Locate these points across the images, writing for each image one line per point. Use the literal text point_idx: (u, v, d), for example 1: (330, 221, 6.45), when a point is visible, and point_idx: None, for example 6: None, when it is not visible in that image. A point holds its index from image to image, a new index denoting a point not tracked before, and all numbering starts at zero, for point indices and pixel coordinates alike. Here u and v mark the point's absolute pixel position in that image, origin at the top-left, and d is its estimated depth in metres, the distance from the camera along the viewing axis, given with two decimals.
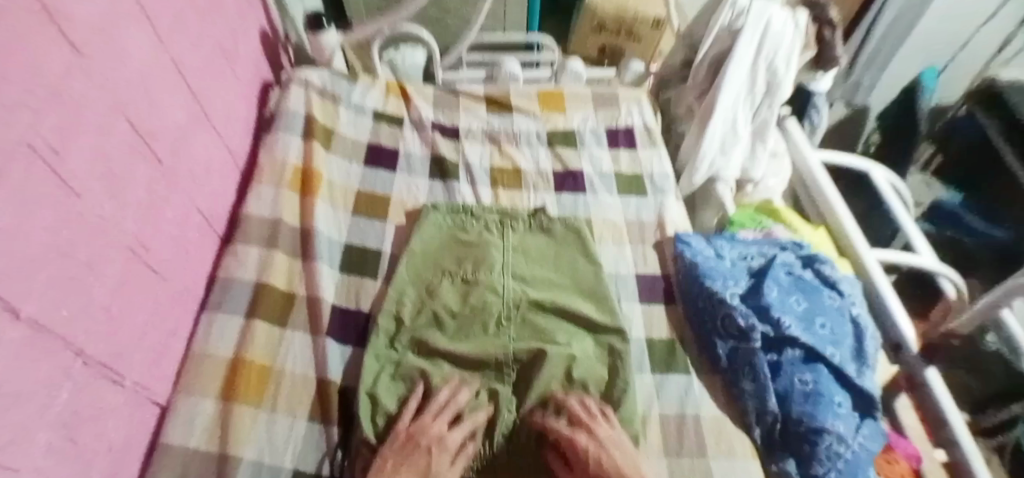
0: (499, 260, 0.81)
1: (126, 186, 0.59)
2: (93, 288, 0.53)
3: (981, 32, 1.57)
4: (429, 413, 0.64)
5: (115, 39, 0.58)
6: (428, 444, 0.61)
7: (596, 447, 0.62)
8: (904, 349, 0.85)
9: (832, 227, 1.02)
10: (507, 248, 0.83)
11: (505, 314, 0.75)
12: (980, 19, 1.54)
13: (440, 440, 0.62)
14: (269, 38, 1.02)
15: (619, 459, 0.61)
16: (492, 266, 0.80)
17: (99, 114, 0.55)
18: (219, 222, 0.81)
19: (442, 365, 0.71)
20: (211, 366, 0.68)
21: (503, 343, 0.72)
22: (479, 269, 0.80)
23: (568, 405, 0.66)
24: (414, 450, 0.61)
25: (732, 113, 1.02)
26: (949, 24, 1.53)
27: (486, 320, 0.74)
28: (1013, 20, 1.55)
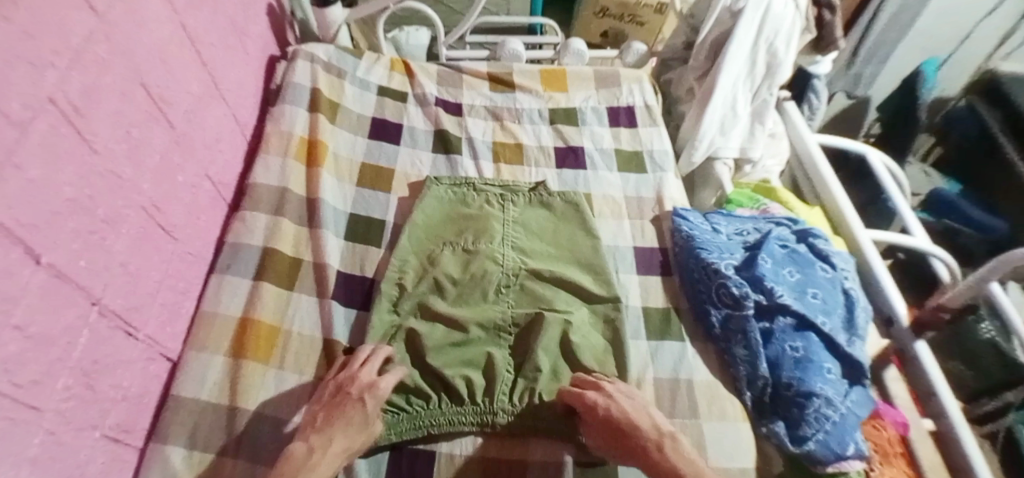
0: (500, 232, 0.83)
1: (142, 148, 0.61)
2: (111, 243, 0.55)
3: (980, 26, 1.56)
4: (355, 363, 0.65)
5: (131, 5, 0.59)
6: (359, 394, 0.61)
7: (606, 399, 0.63)
8: (895, 324, 0.86)
9: (827, 206, 1.04)
10: (508, 220, 0.85)
11: (504, 282, 0.77)
12: (980, 14, 1.53)
13: (374, 388, 0.62)
14: (276, 14, 1.03)
15: (628, 407, 0.63)
16: (492, 237, 0.82)
17: (118, 76, 0.56)
18: (228, 190, 0.83)
19: (441, 329, 0.72)
20: (221, 325, 0.69)
21: (502, 310, 0.74)
22: (480, 239, 0.81)
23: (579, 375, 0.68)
24: (346, 400, 0.61)
25: (732, 94, 1.03)
26: (947, 20, 1.54)
27: (486, 287, 0.76)
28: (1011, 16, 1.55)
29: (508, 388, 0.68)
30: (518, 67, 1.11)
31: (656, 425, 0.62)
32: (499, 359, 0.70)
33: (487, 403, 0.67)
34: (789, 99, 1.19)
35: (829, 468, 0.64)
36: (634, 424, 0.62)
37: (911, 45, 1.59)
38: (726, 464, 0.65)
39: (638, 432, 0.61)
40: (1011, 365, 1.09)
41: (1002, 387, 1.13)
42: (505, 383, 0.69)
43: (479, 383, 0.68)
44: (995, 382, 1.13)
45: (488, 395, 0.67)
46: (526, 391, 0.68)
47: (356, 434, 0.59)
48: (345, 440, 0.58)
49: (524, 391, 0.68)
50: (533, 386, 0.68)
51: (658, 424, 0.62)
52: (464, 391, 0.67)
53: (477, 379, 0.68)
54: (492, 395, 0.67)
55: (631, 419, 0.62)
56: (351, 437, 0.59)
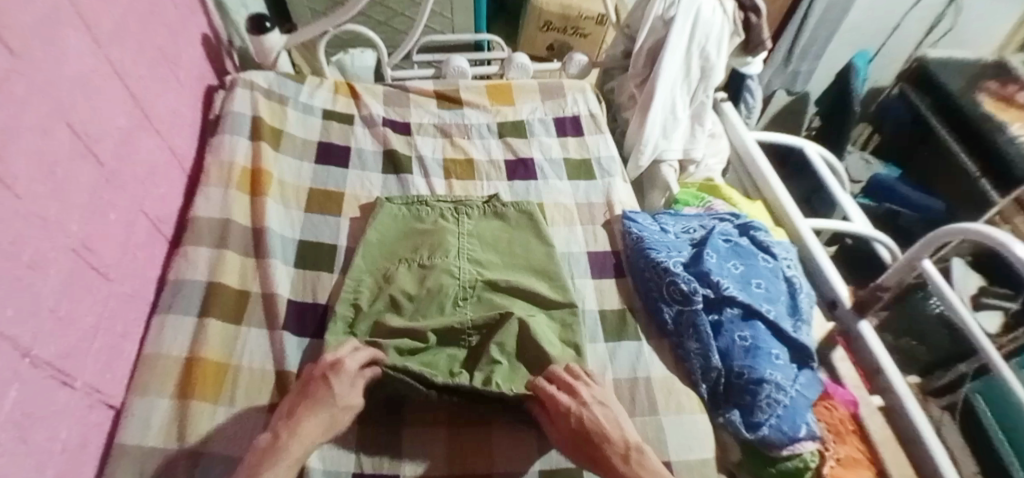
0: (454, 245, 0.83)
1: (68, 188, 0.59)
2: (39, 289, 0.53)
3: (909, 16, 1.69)
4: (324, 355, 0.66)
5: (49, 43, 0.57)
6: (323, 373, 0.62)
7: (579, 406, 0.63)
8: (839, 305, 0.92)
9: (768, 200, 1.08)
10: (462, 233, 0.86)
11: (460, 295, 0.77)
12: (905, 7, 1.65)
13: (337, 367, 0.63)
14: (212, 42, 1.02)
15: (600, 415, 0.63)
16: (447, 251, 0.82)
17: (38, 117, 0.55)
18: (168, 226, 0.80)
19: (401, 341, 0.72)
20: (165, 366, 0.67)
21: (461, 318, 0.74)
22: (434, 254, 0.81)
23: (553, 373, 0.67)
24: (313, 384, 0.62)
25: (671, 98, 1.07)
26: (879, 12, 1.65)
27: (442, 301, 0.76)
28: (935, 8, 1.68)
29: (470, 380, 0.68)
30: (464, 83, 1.12)
31: (623, 432, 0.62)
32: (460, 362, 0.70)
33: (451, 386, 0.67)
34: (726, 100, 1.25)
35: (784, 451, 0.66)
36: (605, 434, 0.61)
37: (846, 40, 1.72)
38: (686, 457, 0.66)
39: (606, 442, 0.61)
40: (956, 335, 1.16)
41: (954, 358, 1.20)
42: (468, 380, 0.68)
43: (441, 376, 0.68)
44: (945, 353, 1.21)
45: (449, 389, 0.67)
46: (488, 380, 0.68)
47: (324, 415, 0.59)
48: (314, 422, 0.58)
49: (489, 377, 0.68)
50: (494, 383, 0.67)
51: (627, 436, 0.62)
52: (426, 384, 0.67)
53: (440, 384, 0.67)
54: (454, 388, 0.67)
55: (603, 430, 0.62)
56: (318, 419, 0.59)
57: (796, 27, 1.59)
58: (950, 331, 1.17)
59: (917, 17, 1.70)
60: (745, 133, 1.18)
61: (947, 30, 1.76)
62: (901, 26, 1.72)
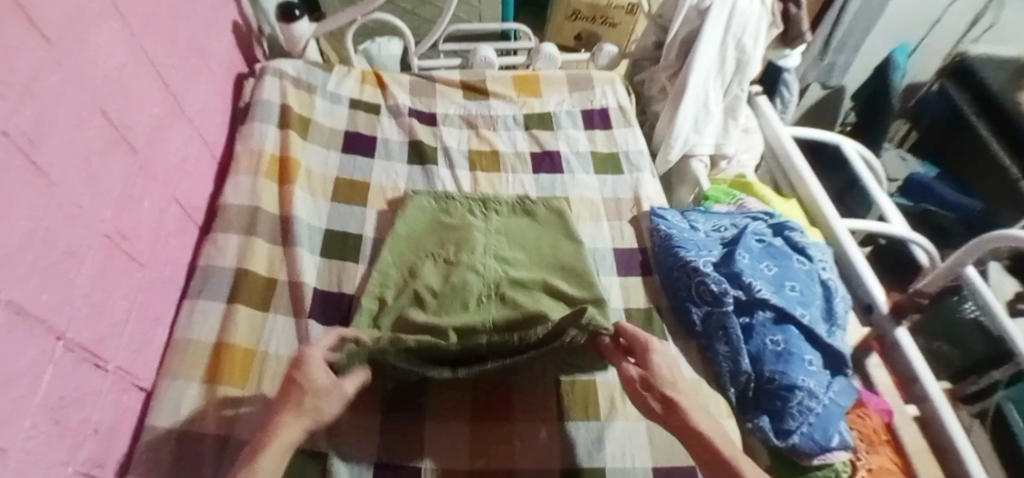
0: (481, 243, 0.83)
1: (102, 175, 0.59)
2: (73, 275, 0.53)
3: (949, 11, 1.61)
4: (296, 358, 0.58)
5: (85, 33, 0.58)
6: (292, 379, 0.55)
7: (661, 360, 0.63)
8: (875, 311, 0.88)
9: (803, 199, 1.05)
10: (490, 230, 0.85)
11: (484, 293, 0.76)
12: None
13: (304, 370, 0.56)
14: (242, 30, 1.02)
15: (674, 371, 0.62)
16: (473, 248, 0.81)
17: (73, 106, 0.55)
18: (198, 212, 0.81)
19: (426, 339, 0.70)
20: (195, 351, 0.68)
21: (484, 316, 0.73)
22: (461, 251, 0.81)
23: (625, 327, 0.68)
24: (286, 391, 0.54)
25: (704, 91, 1.04)
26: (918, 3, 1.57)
27: (466, 299, 0.75)
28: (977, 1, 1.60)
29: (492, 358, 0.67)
30: (491, 74, 1.11)
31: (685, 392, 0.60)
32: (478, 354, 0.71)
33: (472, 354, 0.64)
34: (761, 94, 1.20)
35: (815, 460, 0.64)
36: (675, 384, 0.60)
37: (884, 32, 1.65)
38: None
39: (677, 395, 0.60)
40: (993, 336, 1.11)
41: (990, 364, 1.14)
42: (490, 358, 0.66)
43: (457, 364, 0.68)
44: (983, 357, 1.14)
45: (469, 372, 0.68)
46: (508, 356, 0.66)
47: (303, 418, 0.53)
48: (293, 429, 0.52)
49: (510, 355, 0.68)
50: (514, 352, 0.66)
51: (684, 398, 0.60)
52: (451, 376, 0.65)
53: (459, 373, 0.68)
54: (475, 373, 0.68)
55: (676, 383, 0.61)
56: (299, 423, 0.52)
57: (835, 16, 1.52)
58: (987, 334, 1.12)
59: (958, 12, 1.62)
60: (779, 128, 1.14)
61: (988, 25, 1.68)
62: (941, 20, 1.64)
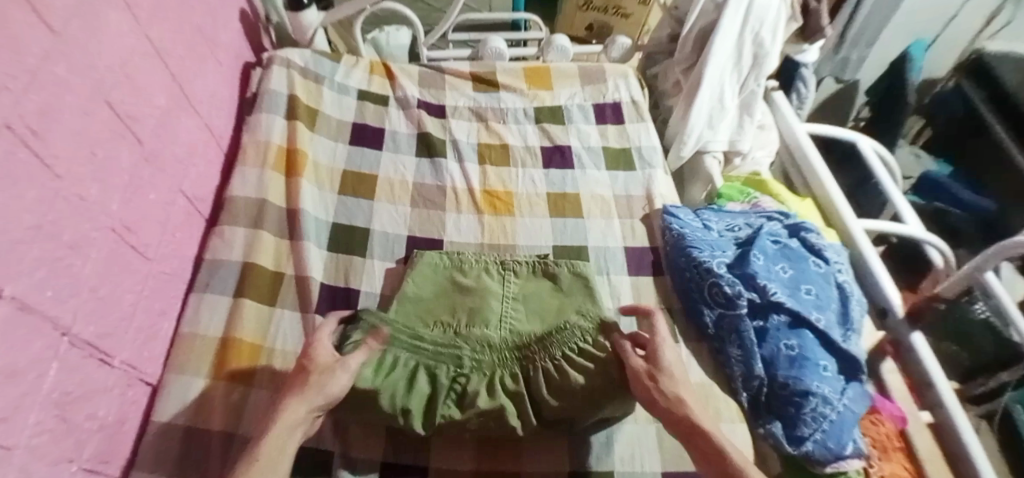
0: (496, 312, 0.74)
1: (108, 167, 0.58)
2: (80, 269, 0.53)
3: (965, 8, 1.54)
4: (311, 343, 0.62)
5: (92, 22, 0.57)
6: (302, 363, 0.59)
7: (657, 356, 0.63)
8: (890, 314, 0.85)
9: (819, 198, 1.02)
10: (506, 297, 0.76)
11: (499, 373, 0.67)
12: None
13: (310, 357, 0.60)
14: (250, 18, 1.00)
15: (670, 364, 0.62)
16: (487, 320, 0.73)
17: (80, 96, 0.54)
18: (205, 204, 0.80)
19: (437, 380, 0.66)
20: (201, 346, 0.67)
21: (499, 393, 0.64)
22: (473, 322, 0.72)
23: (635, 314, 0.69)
24: (296, 374, 0.59)
25: (720, 85, 1.01)
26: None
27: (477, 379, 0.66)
28: None
29: (512, 371, 0.67)
30: (501, 66, 1.09)
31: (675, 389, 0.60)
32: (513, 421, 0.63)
33: (489, 353, 0.68)
34: (777, 89, 1.18)
35: (828, 468, 0.63)
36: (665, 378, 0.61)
37: (898, 26, 1.58)
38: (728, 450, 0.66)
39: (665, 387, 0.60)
40: (1002, 344, 1.01)
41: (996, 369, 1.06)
42: (506, 365, 0.67)
43: (478, 383, 0.65)
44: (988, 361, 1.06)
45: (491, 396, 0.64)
46: (525, 361, 0.67)
47: (307, 397, 0.56)
48: (298, 406, 0.55)
49: (534, 377, 0.66)
50: (528, 355, 0.67)
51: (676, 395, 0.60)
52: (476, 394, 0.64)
53: (482, 403, 0.63)
54: (498, 394, 0.64)
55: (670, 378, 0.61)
56: (305, 400, 0.56)
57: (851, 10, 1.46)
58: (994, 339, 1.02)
59: (975, 8, 1.55)
60: (796, 125, 1.11)
61: (1005, 23, 1.62)
62: (957, 17, 1.57)
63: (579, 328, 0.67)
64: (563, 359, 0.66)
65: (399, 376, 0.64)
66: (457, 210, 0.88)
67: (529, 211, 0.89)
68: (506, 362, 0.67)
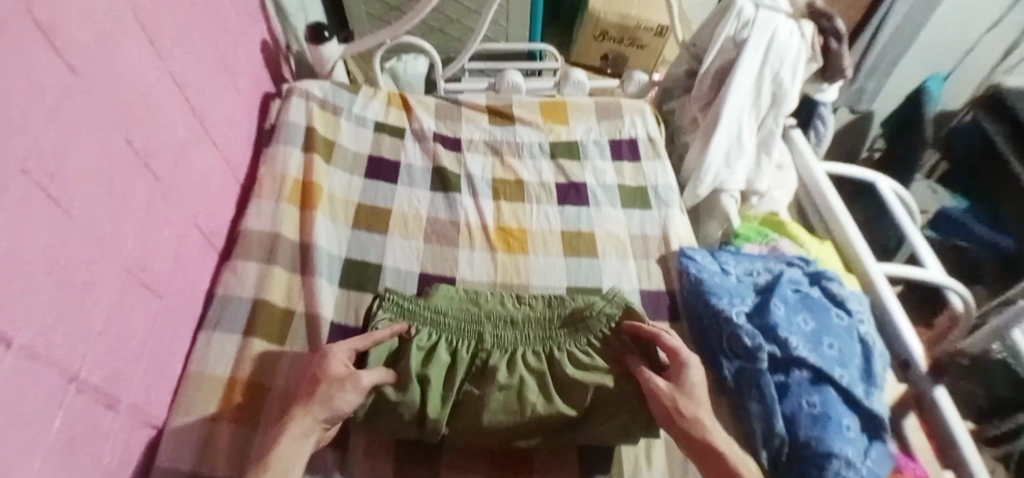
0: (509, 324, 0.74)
1: (124, 206, 0.58)
2: (90, 311, 0.52)
3: (982, 42, 1.55)
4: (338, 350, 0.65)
5: (115, 61, 0.57)
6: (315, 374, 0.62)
7: (673, 388, 0.64)
8: (913, 367, 0.81)
9: (839, 243, 0.99)
10: (521, 327, 0.74)
11: (515, 360, 0.71)
12: (984, 26, 1.51)
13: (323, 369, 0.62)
14: (271, 49, 1.01)
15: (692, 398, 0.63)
16: (500, 320, 0.74)
17: (100, 135, 0.54)
18: (220, 237, 0.80)
19: (459, 356, 0.72)
20: (209, 386, 0.66)
21: (520, 378, 0.69)
22: (486, 319, 0.74)
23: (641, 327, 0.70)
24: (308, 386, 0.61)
25: (738, 124, 1.00)
26: (950, 32, 1.51)
27: (497, 365, 0.70)
28: (1015, 28, 1.52)
29: (534, 349, 0.73)
30: (518, 99, 1.09)
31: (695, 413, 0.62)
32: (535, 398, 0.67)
33: (510, 331, 0.74)
34: (795, 127, 1.16)
35: None
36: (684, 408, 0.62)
37: (920, 55, 1.56)
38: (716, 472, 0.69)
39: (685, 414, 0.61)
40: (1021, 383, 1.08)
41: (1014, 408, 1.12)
42: (530, 344, 0.73)
43: (500, 358, 0.71)
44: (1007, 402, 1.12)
45: (511, 371, 0.70)
46: (547, 342, 0.73)
47: (310, 411, 0.58)
48: (303, 423, 0.58)
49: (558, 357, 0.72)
50: (551, 335, 0.74)
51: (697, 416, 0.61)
52: (500, 366, 0.70)
53: (500, 376, 0.69)
54: (517, 368, 0.70)
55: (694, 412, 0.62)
56: (311, 416, 0.58)
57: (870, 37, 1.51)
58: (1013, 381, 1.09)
59: (991, 43, 1.56)
60: (815, 165, 1.09)
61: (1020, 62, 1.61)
62: (976, 48, 1.57)
63: (606, 315, 0.73)
64: (574, 346, 0.73)
65: (419, 347, 0.71)
66: (471, 246, 0.87)
67: (544, 249, 0.88)
68: (530, 341, 0.73)
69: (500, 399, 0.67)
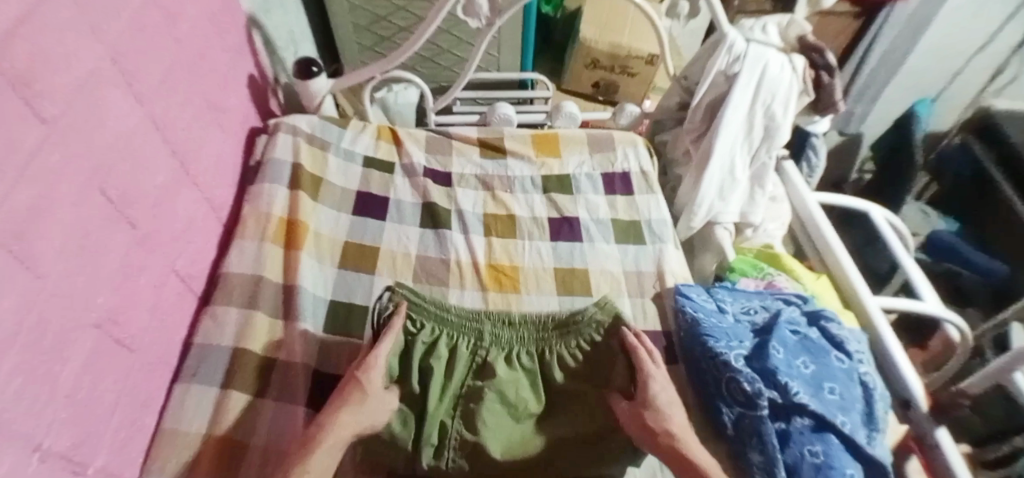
0: (511, 324, 0.71)
1: (98, 260, 0.55)
2: (59, 374, 0.49)
3: (971, 63, 1.54)
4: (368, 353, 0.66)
5: (91, 110, 0.55)
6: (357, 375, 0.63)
7: (639, 404, 0.63)
8: (913, 407, 0.79)
9: (835, 277, 0.97)
10: (524, 323, 0.71)
11: (515, 360, 0.70)
12: (970, 50, 1.51)
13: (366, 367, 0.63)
14: (258, 82, 1.00)
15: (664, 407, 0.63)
16: (503, 319, 0.71)
17: (72, 188, 0.52)
18: (200, 281, 0.77)
19: (459, 351, 0.70)
20: (183, 444, 0.63)
21: (517, 380, 0.69)
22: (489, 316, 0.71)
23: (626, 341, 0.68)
24: (347, 388, 0.62)
25: (730, 159, 0.99)
26: (936, 59, 1.52)
27: (495, 363, 0.70)
28: (1002, 52, 1.52)
29: (529, 349, 0.71)
30: (509, 131, 1.07)
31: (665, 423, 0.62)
32: (528, 395, 0.69)
33: (508, 330, 0.71)
34: (787, 158, 1.16)
35: None
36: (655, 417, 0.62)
37: (905, 83, 1.58)
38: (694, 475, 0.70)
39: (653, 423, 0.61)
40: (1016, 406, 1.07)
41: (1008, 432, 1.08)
42: (525, 342, 0.71)
43: (497, 355, 0.70)
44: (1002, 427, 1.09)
45: (510, 366, 0.70)
46: (542, 344, 0.71)
47: (359, 414, 0.60)
48: (352, 420, 0.59)
49: (550, 359, 0.70)
50: (545, 338, 0.71)
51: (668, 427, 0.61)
52: (499, 365, 0.70)
53: (500, 372, 0.69)
54: (516, 365, 0.70)
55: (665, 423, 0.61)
56: (356, 417, 0.59)
57: (859, 62, 1.52)
58: (1009, 405, 1.08)
59: (981, 64, 1.55)
60: (808, 196, 1.08)
61: (1011, 78, 1.59)
62: (963, 71, 1.57)
63: (595, 322, 0.70)
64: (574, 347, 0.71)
65: (422, 344, 0.69)
66: (461, 286, 0.85)
67: (536, 287, 0.86)
68: (526, 340, 0.71)
69: (497, 395, 0.67)
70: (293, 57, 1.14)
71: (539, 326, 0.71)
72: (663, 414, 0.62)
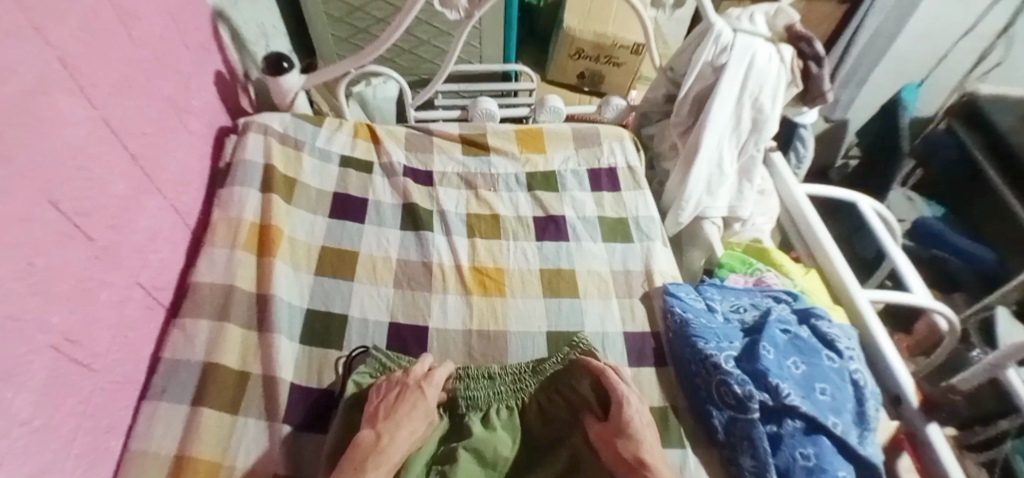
0: (485, 381, 0.71)
1: (50, 275, 0.51)
2: (12, 403, 0.45)
3: (957, 47, 1.51)
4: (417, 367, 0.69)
5: (37, 115, 0.50)
6: (416, 383, 0.66)
7: (615, 433, 0.65)
8: (903, 402, 0.77)
9: (824, 271, 0.96)
10: (497, 380, 0.71)
11: (490, 416, 0.70)
12: (956, 35, 1.48)
13: (429, 377, 0.68)
14: (227, 80, 0.95)
15: (637, 419, 0.66)
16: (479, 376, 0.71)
17: (20, 202, 0.47)
18: (167, 292, 0.73)
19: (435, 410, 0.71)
20: (152, 467, 0.60)
21: (496, 438, 0.67)
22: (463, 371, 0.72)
23: (604, 372, 0.69)
24: (406, 389, 0.65)
25: (718, 152, 0.96)
26: (925, 43, 1.49)
27: (472, 418, 0.69)
28: (985, 39, 1.50)
29: (506, 403, 0.71)
30: (493, 127, 1.04)
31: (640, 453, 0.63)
32: (507, 449, 0.67)
33: (485, 384, 0.71)
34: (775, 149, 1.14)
35: None
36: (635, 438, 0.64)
37: (893, 68, 1.56)
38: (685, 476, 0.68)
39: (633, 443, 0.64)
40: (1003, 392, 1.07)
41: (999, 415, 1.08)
42: (502, 398, 0.71)
43: (474, 415, 0.70)
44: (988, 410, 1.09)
45: (486, 425, 0.69)
46: (520, 397, 0.72)
47: (416, 419, 0.64)
48: (407, 433, 0.63)
49: (529, 408, 0.71)
50: (523, 386, 0.72)
51: (642, 458, 0.62)
52: (478, 425, 0.68)
53: (476, 430, 0.67)
54: (492, 423, 0.69)
55: (641, 455, 0.62)
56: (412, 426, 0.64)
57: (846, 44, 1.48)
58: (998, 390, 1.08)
59: (966, 49, 1.52)
60: (796, 190, 1.06)
61: (995, 64, 1.56)
62: (948, 57, 1.54)
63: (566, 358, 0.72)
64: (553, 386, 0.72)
65: None
66: (444, 291, 0.82)
67: (522, 290, 0.84)
68: (502, 395, 0.71)
69: (468, 451, 0.65)
70: (265, 51, 1.09)
71: (516, 378, 0.72)
72: (636, 442, 0.64)
